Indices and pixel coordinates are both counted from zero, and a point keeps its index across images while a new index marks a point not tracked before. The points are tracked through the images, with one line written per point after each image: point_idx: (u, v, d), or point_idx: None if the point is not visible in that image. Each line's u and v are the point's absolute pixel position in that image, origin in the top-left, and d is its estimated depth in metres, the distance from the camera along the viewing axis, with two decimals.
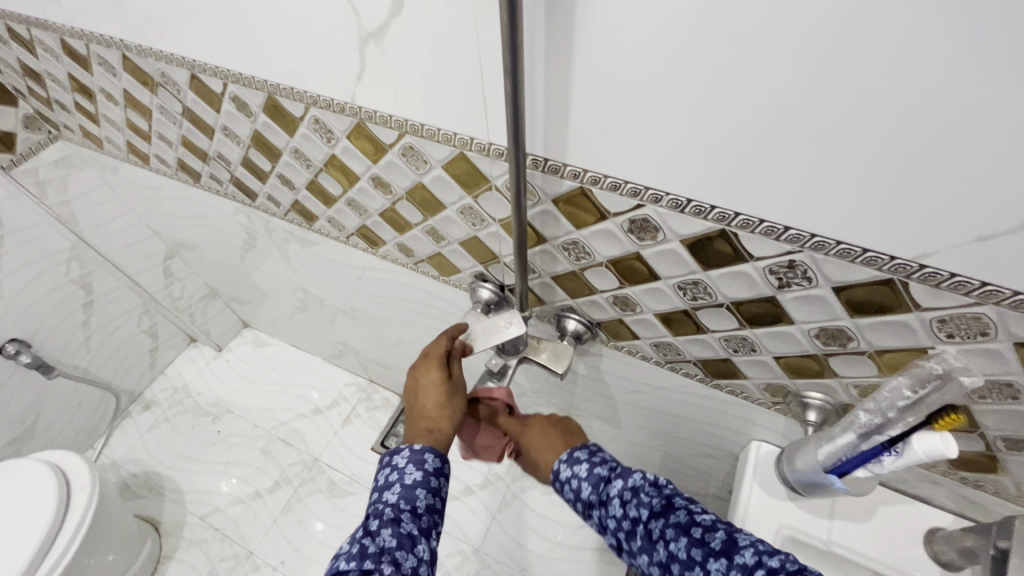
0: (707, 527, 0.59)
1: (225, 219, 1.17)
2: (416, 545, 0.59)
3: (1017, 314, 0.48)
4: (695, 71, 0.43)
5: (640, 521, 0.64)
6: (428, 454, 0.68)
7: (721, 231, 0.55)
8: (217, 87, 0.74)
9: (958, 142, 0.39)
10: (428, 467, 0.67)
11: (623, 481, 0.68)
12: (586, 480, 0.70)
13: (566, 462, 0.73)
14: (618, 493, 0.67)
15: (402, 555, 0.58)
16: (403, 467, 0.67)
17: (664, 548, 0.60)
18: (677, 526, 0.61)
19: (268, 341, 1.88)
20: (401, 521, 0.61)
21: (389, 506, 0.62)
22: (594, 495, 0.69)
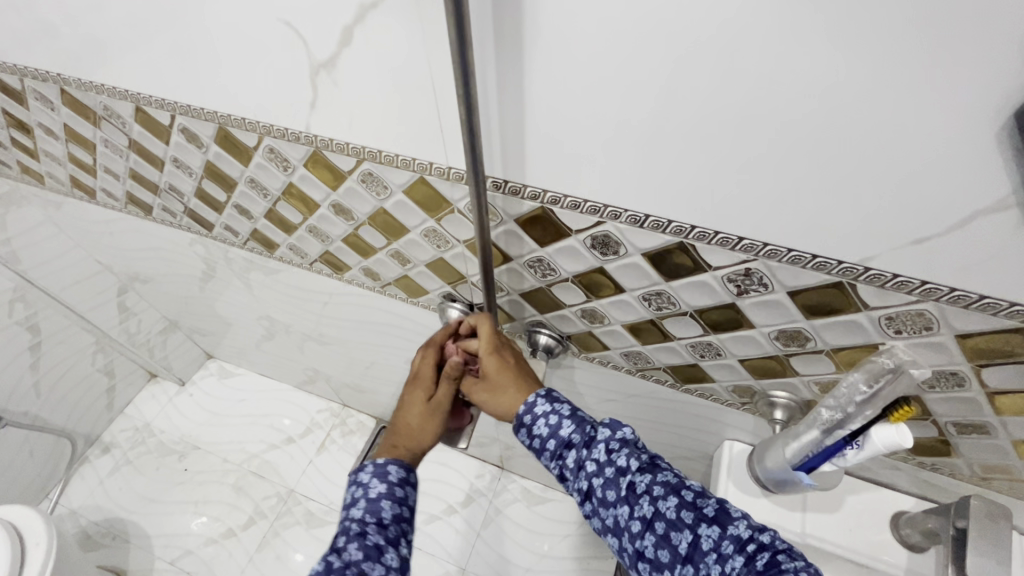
0: (698, 492, 0.55)
1: (182, 251, 1.12)
2: (384, 554, 0.57)
3: (959, 310, 0.46)
4: (649, 88, 0.42)
5: (627, 472, 0.57)
6: (392, 465, 0.63)
7: (679, 244, 0.53)
8: (164, 119, 0.71)
9: (914, 144, 0.38)
10: (393, 477, 0.62)
11: (611, 430, 0.60)
12: (568, 419, 0.62)
13: (544, 398, 0.65)
14: (604, 439, 0.59)
15: (369, 566, 0.55)
16: (390, 503, 0.60)
17: (649, 504, 0.54)
18: (665, 485, 0.55)
19: (234, 372, 1.80)
20: (367, 533, 0.57)
21: (355, 521, 0.59)
22: (578, 436, 0.61)
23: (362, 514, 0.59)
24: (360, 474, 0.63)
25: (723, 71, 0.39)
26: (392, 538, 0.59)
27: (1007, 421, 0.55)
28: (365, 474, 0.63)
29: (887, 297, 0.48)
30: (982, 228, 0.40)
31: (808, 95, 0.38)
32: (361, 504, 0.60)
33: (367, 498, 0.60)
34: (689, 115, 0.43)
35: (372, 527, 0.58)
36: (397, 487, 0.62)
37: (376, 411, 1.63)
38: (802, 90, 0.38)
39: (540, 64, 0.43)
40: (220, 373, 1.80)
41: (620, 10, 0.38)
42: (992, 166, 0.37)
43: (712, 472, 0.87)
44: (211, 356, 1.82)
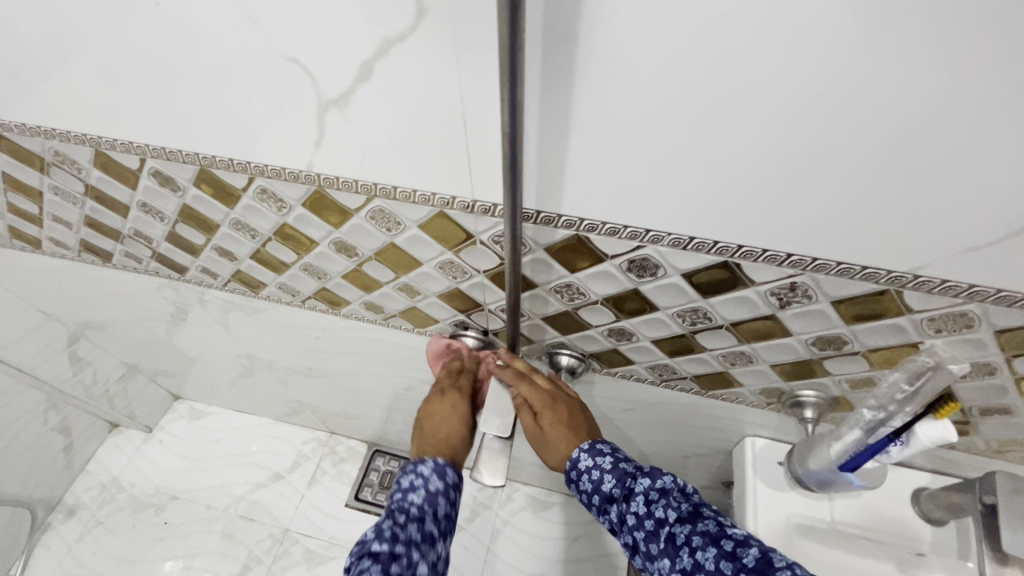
0: (739, 541, 0.53)
1: (147, 295, 1.02)
2: (437, 544, 0.60)
3: (1002, 308, 0.47)
4: (705, 113, 0.40)
5: (665, 523, 0.57)
6: (450, 469, 0.66)
7: (723, 263, 0.52)
8: (131, 163, 0.63)
9: (975, 159, 0.38)
10: (450, 480, 0.65)
11: (651, 480, 0.61)
12: (609, 473, 0.64)
13: (587, 452, 0.67)
14: (642, 490, 0.60)
15: (426, 550, 0.58)
16: (447, 500, 0.63)
17: (689, 554, 0.54)
18: (704, 534, 0.54)
19: (205, 411, 1.67)
20: (426, 521, 0.60)
21: (414, 506, 0.60)
22: (618, 489, 0.62)
23: (422, 501, 0.61)
24: (419, 465, 0.64)
25: (786, 97, 0.38)
26: (443, 532, 0.61)
27: None
28: (426, 469, 0.64)
29: (931, 301, 0.49)
30: None
31: (875, 117, 0.38)
32: (420, 492, 0.62)
33: (427, 490, 0.62)
34: (746, 140, 0.42)
35: (430, 516, 0.60)
36: (454, 491, 0.64)
37: (368, 436, 1.56)
38: (868, 112, 0.38)
39: (589, 93, 0.41)
40: (191, 415, 1.67)
41: (685, 37, 0.36)
42: None
43: (735, 469, 0.88)
44: (179, 397, 1.68)
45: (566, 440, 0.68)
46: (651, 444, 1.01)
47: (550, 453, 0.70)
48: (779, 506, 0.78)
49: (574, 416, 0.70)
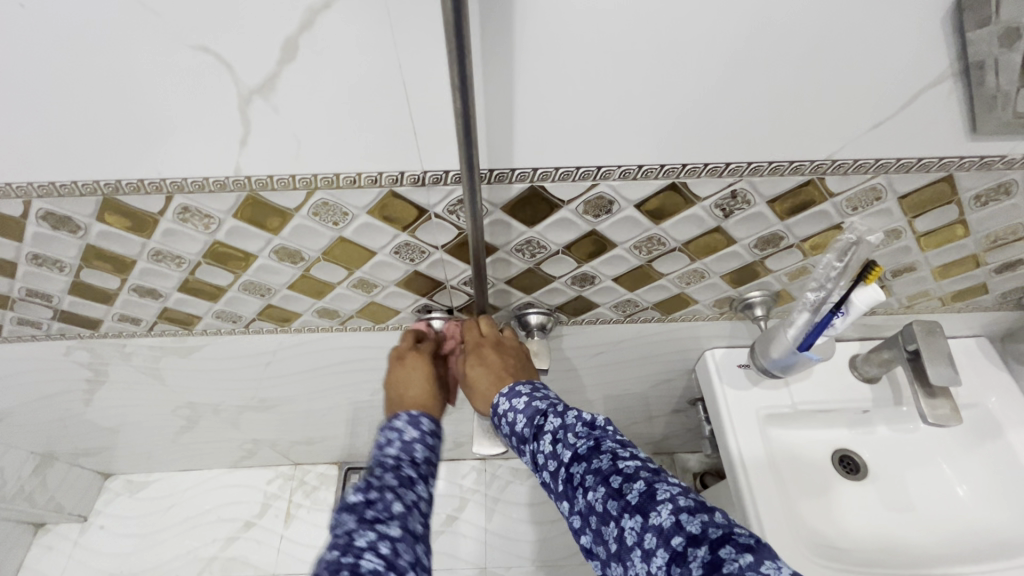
0: (627, 476, 0.48)
1: (54, 362, 0.89)
2: (416, 485, 0.58)
3: (902, 175, 0.55)
4: (641, 37, 0.42)
5: (563, 465, 0.52)
6: (424, 417, 0.66)
7: (671, 186, 0.55)
8: (14, 210, 0.55)
9: (870, 43, 0.43)
10: (426, 427, 0.65)
11: (559, 419, 0.55)
12: (522, 413, 0.58)
13: (506, 396, 0.61)
14: (550, 430, 0.54)
15: (403, 491, 0.56)
16: (423, 443, 0.63)
17: (583, 496, 0.50)
18: (596, 473, 0.49)
19: (146, 481, 1.47)
20: (401, 466, 0.59)
21: (389, 456, 0.60)
22: (529, 428, 0.57)
23: (398, 450, 0.61)
24: (394, 421, 0.65)
25: (707, 15, 0.41)
26: (422, 474, 0.60)
27: (930, 255, 0.68)
28: (399, 420, 0.64)
29: (847, 182, 0.56)
30: (922, 105, 0.48)
31: (788, 22, 0.42)
32: (395, 444, 0.62)
33: (402, 439, 0.62)
34: (680, 61, 0.44)
35: (405, 462, 0.60)
36: (431, 434, 0.64)
37: (339, 458, 1.46)
38: (779, 17, 0.41)
39: (530, 35, 0.41)
40: (130, 489, 1.46)
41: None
42: (932, 50, 0.44)
43: (701, 384, 0.94)
44: (110, 474, 1.45)
45: (488, 381, 0.65)
46: (622, 385, 1.06)
47: (476, 396, 0.66)
48: (748, 403, 0.85)
49: (501, 359, 0.66)
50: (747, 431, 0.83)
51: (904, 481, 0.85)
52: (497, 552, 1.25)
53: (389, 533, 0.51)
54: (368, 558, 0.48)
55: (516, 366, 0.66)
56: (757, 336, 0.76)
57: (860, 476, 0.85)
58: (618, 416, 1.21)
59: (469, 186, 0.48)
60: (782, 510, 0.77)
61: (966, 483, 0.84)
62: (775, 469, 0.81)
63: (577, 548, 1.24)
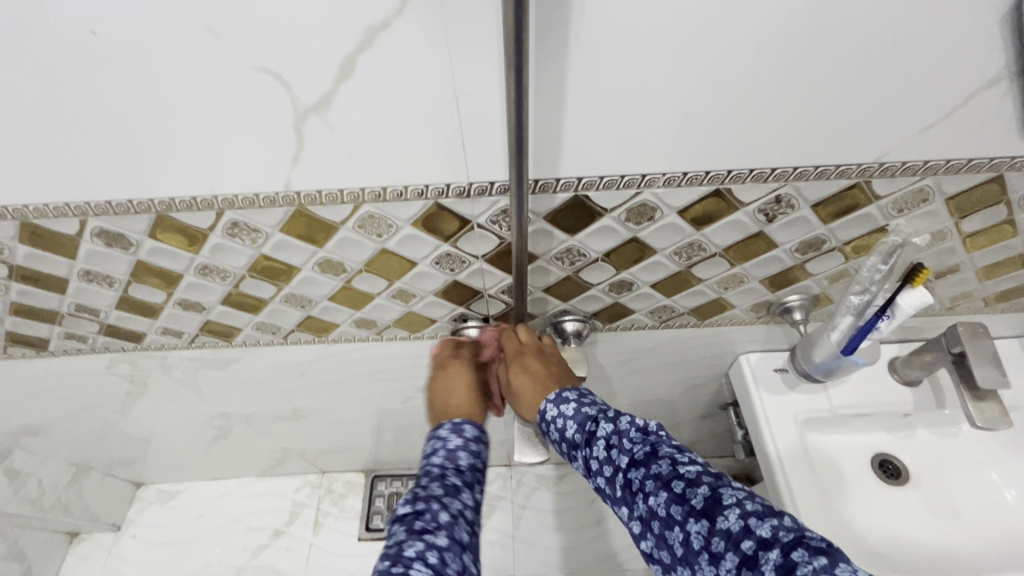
0: (689, 480, 0.48)
1: (95, 375, 0.91)
2: (461, 493, 0.62)
3: (951, 176, 0.55)
4: (695, 46, 0.42)
5: (620, 470, 0.53)
6: (467, 425, 0.71)
7: (715, 192, 0.55)
8: (69, 229, 0.57)
9: (924, 46, 0.43)
10: (468, 434, 0.70)
11: (612, 424, 0.55)
12: (572, 420, 0.59)
13: (553, 403, 0.62)
14: (604, 436, 0.55)
15: (449, 499, 0.60)
16: (466, 450, 0.68)
17: (644, 502, 0.50)
18: (657, 478, 0.49)
19: (176, 490, 1.48)
20: (446, 475, 0.63)
21: (435, 466, 0.65)
22: (581, 435, 0.57)
23: (443, 459, 0.66)
24: (439, 432, 0.70)
25: (760, 24, 0.41)
26: (467, 481, 0.64)
27: (976, 256, 0.67)
28: (444, 431, 0.70)
29: (894, 184, 0.55)
30: (974, 106, 0.47)
31: (841, 27, 0.42)
32: (440, 453, 0.67)
33: (447, 448, 0.67)
34: (730, 69, 0.44)
35: (451, 471, 0.64)
36: (475, 441, 0.69)
37: (365, 466, 1.46)
38: (833, 24, 0.41)
39: (583, 46, 0.42)
40: (161, 498, 1.47)
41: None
42: (988, 52, 0.43)
43: (735, 388, 0.93)
44: (142, 484, 1.47)
45: (533, 387, 0.66)
46: (653, 390, 1.06)
47: (522, 403, 0.67)
48: (786, 407, 0.84)
49: (548, 368, 0.67)
50: (785, 436, 0.82)
51: (947, 485, 0.83)
52: (526, 559, 1.24)
53: (437, 542, 0.55)
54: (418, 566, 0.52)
55: (558, 370, 0.67)
56: (797, 341, 0.75)
57: (901, 480, 0.84)
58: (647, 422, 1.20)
59: (518, 196, 0.48)
60: (822, 515, 0.76)
61: (1014, 487, 0.82)
62: (815, 474, 0.80)
63: (607, 555, 1.23)
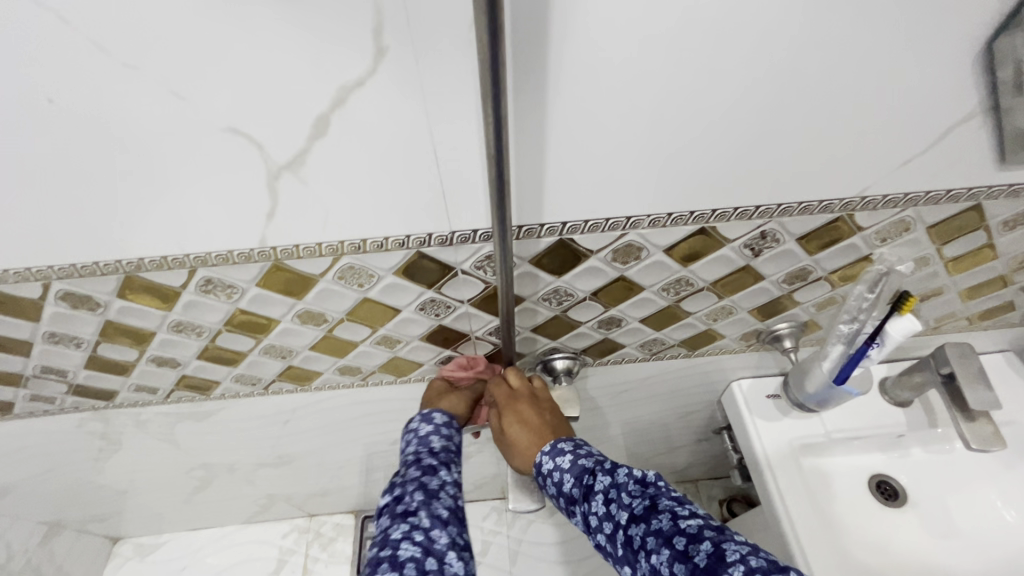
0: (691, 536, 0.47)
1: (65, 433, 0.86)
2: (439, 471, 0.60)
3: (931, 206, 0.55)
4: (675, 96, 0.42)
5: (621, 527, 0.51)
6: (434, 412, 0.67)
7: (701, 230, 0.55)
8: (32, 292, 0.54)
9: (898, 89, 0.44)
10: (438, 419, 0.66)
11: (609, 477, 0.55)
12: (569, 473, 0.58)
13: (548, 454, 0.61)
14: (602, 489, 0.54)
15: (428, 478, 0.58)
16: (438, 434, 0.64)
17: (647, 560, 0.49)
18: (658, 535, 0.48)
19: (156, 542, 1.38)
20: (421, 458, 0.61)
21: (410, 453, 0.62)
22: (578, 489, 0.56)
23: (416, 446, 0.63)
24: (412, 426, 0.67)
25: (736, 73, 0.41)
26: (443, 460, 0.62)
27: (958, 279, 0.67)
28: (414, 423, 0.66)
29: (876, 216, 0.56)
30: (949, 140, 0.48)
31: (818, 73, 0.42)
32: (412, 442, 0.64)
33: (418, 436, 0.64)
34: (710, 115, 0.44)
35: (423, 455, 0.62)
36: (445, 424, 0.66)
37: (354, 508, 1.40)
38: (808, 72, 0.42)
39: (562, 96, 0.41)
40: (140, 552, 1.37)
41: (653, 31, 0.38)
42: (958, 92, 0.44)
43: (729, 415, 0.92)
44: (119, 538, 1.37)
45: (527, 437, 0.64)
46: (646, 419, 1.04)
47: (514, 454, 0.65)
48: (781, 435, 0.83)
49: (543, 417, 0.65)
50: (783, 464, 0.80)
51: (945, 506, 0.82)
52: None
53: (420, 522, 0.54)
54: (406, 547, 0.52)
55: (553, 420, 0.66)
56: (790, 367, 0.74)
57: (899, 502, 0.83)
58: (643, 450, 1.17)
59: (502, 246, 0.47)
60: (826, 545, 0.74)
61: (1014, 507, 0.81)
62: (814, 501, 0.78)
63: None
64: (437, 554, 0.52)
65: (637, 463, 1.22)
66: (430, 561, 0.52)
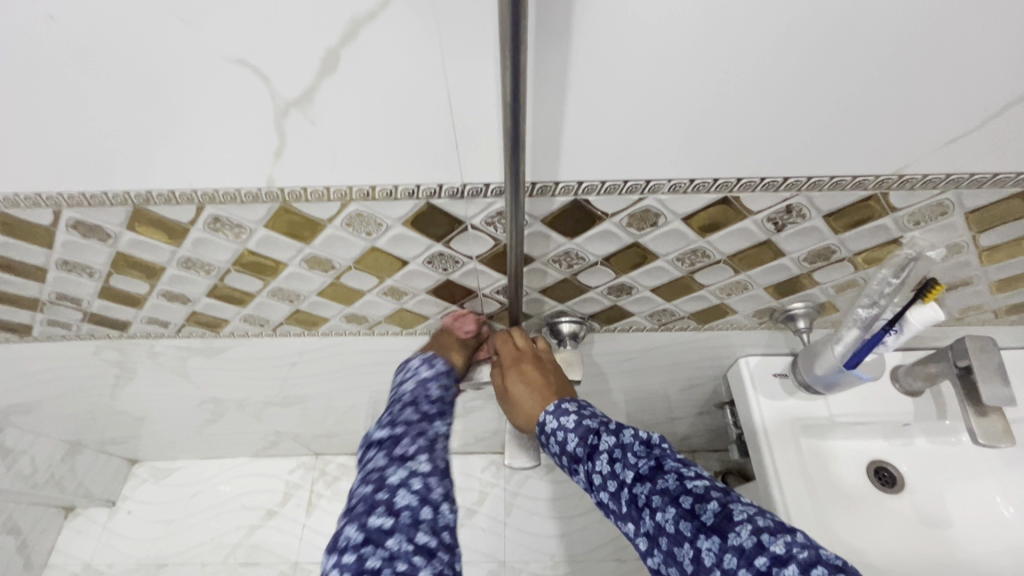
0: (699, 495, 0.48)
1: (82, 358, 0.88)
2: (436, 421, 0.63)
3: (973, 190, 0.52)
4: (711, 51, 0.39)
5: (626, 486, 0.52)
6: (437, 358, 0.70)
7: (723, 200, 0.53)
8: (42, 219, 0.54)
9: (955, 57, 0.40)
10: (438, 367, 0.69)
11: (614, 437, 0.55)
12: (573, 433, 0.58)
13: (553, 414, 0.61)
14: (606, 449, 0.54)
15: (427, 425, 0.62)
16: (436, 384, 0.67)
17: (651, 517, 0.49)
18: (664, 493, 0.49)
19: (171, 467, 1.43)
20: (419, 403, 0.64)
21: (408, 395, 0.65)
22: (583, 448, 0.56)
23: (414, 387, 0.66)
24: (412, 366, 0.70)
25: (778, 28, 0.38)
26: (440, 411, 0.65)
27: (991, 270, 0.64)
28: (415, 364, 0.70)
29: (912, 196, 0.53)
30: (1004, 118, 0.45)
31: (866, 36, 0.39)
32: (411, 383, 0.67)
33: (418, 379, 0.67)
34: (746, 75, 0.41)
35: (421, 399, 0.65)
36: (445, 373, 0.69)
37: (359, 450, 1.43)
38: (859, 32, 0.38)
39: (587, 44, 0.38)
40: (157, 475, 1.42)
41: None
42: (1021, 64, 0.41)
43: (733, 391, 0.91)
44: (137, 460, 1.42)
45: (530, 400, 0.64)
46: (648, 389, 1.04)
47: (518, 414, 0.66)
48: (784, 414, 0.82)
49: (545, 379, 0.65)
50: (782, 442, 0.80)
51: (943, 497, 0.81)
52: (517, 545, 1.22)
53: (418, 468, 0.57)
54: (402, 493, 0.54)
55: (557, 380, 0.66)
56: (801, 349, 0.72)
57: (895, 489, 0.82)
58: (643, 419, 1.18)
59: (513, 201, 0.45)
60: (816, 525, 0.74)
61: (1013, 503, 0.80)
62: (809, 482, 0.78)
63: (601, 547, 1.21)
64: (432, 502, 0.55)
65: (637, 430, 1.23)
66: (426, 508, 0.54)
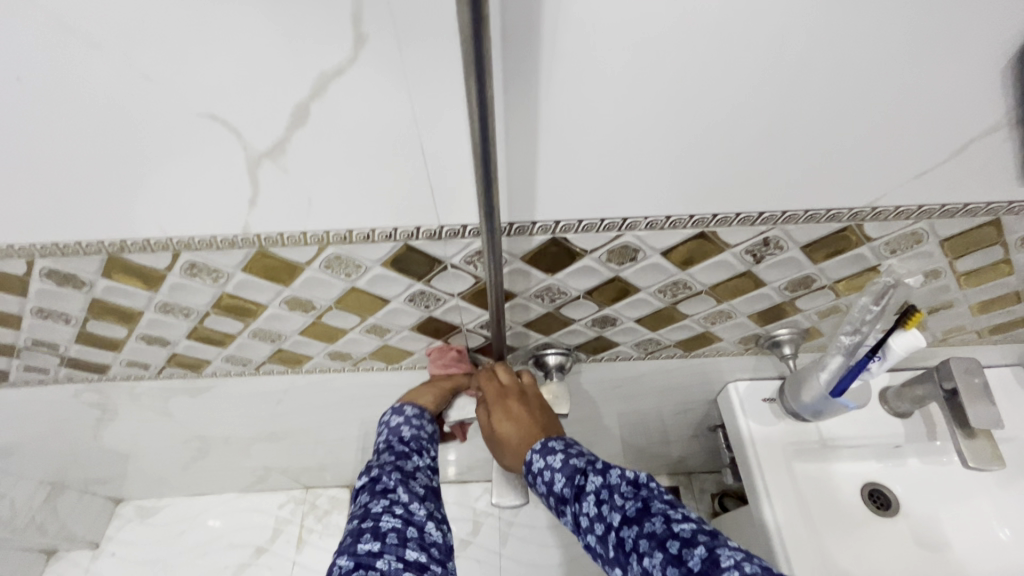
0: (685, 539, 0.46)
1: (62, 400, 0.86)
2: (413, 456, 0.61)
3: (945, 219, 0.53)
4: (677, 96, 0.40)
5: (613, 528, 0.51)
6: (405, 406, 0.67)
7: (700, 235, 0.53)
8: (16, 268, 0.53)
9: (915, 96, 0.41)
10: (410, 410, 0.66)
11: (601, 478, 0.54)
12: (560, 473, 0.57)
13: (539, 452, 0.60)
14: (594, 490, 0.53)
15: (404, 462, 0.59)
16: (409, 423, 0.65)
17: (638, 562, 0.48)
18: (651, 538, 0.48)
19: (156, 506, 1.39)
20: (393, 444, 0.62)
21: (382, 441, 0.63)
22: (570, 489, 0.55)
23: (387, 433, 0.64)
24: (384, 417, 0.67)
25: (740, 73, 0.39)
26: (417, 446, 0.63)
27: (970, 293, 0.64)
28: (387, 415, 0.67)
29: (886, 226, 0.53)
30: (967, 152, 0.46)
31: (828, 78, 0.40)
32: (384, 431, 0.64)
33: (388, 426, 0.64)
34: (713, 116, 0.42)
35: (394, 442, 0.62)
36: (417, 413, 0.66)
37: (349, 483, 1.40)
38: (821, 74, 0.39)
39: (555, 92, 0.39)
40: (142, 515, 1.38)
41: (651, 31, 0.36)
42: (980, 101, 0.42)
43: (723, 417, 0.91)
44: (121, 500, 1.39)
45: (517, 438, 0.63)
46: (639, 415, 1.03)
47: (505, 453, 0.64)
48: (775, 440, 0.82)
49: (533, 417, 0.64)
50: (774, 469, 0.79)
51: (938, 519, 0.80)
52: None
53: (399, 498, 0.54)
54: (387, 518, 0.52)
55: (544, 417, 0.65)
56: (788, 375, 0.72)
57: (889, 513, 0.81)
58: (636, 444, 1.17)
59: (489, 245, 0.45)
60: (811, 554, 0.73)
61: (1008, 525, 0.80)
62: (803, 508, 0.77)
63: None
64: (416, 522, 0.53)
65: (630, 456, 1.22)
66: (411, 530, 0.52)
